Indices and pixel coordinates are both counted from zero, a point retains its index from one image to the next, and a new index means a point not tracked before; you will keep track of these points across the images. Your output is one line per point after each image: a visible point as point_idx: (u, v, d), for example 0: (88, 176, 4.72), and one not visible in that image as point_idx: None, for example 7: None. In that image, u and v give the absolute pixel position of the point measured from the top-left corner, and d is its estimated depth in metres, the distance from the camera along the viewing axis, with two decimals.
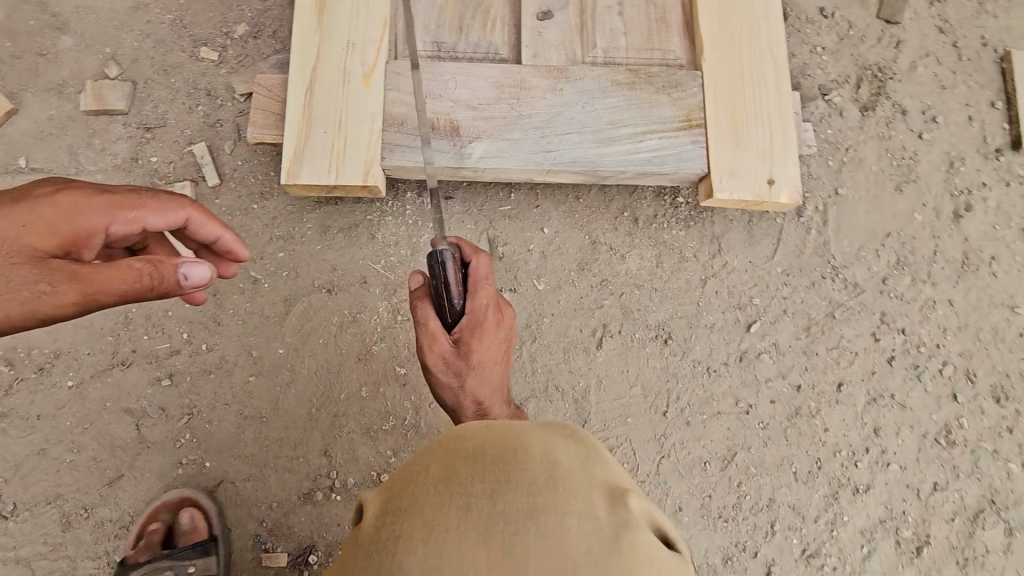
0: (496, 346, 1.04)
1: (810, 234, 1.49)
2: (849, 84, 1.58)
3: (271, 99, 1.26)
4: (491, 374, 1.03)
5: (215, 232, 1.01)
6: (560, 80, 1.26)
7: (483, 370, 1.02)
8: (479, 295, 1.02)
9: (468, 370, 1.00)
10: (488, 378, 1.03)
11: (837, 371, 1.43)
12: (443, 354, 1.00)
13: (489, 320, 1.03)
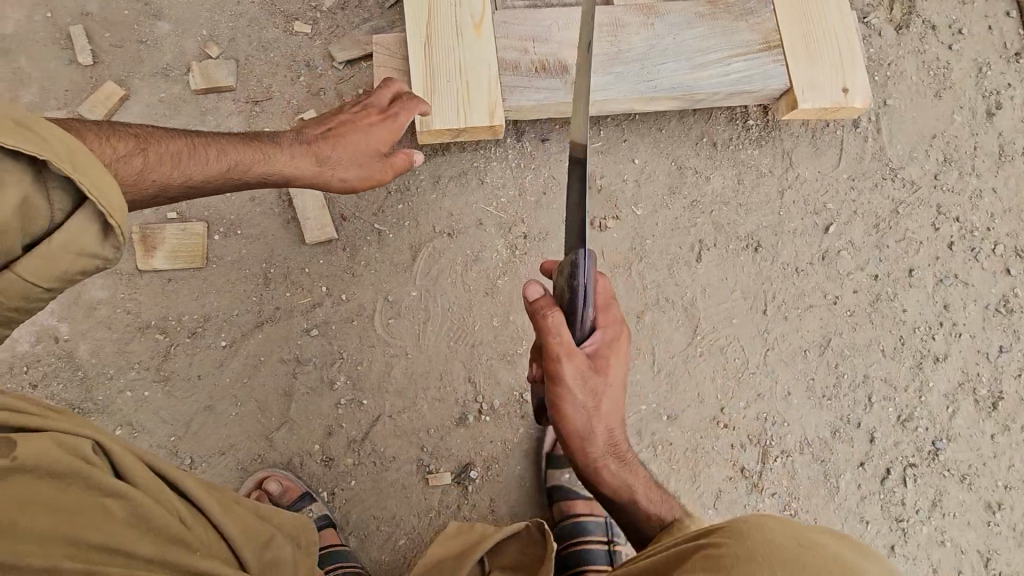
0: (620, 365, 1.09)
1: (867, 141, 1.65)
2: (882, 7, 1.75)
3: (393, 59, 1.40)
4: (616, 387, 1.09)
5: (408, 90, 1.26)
6: (650, 16, 1.39)
7: (610, 384, 1.08)
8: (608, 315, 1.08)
9: (598, 386, 1.06)
10: (612, 386, 1.09)
11: (906, 259, 1.60)
12: (582, 379, 1.04)
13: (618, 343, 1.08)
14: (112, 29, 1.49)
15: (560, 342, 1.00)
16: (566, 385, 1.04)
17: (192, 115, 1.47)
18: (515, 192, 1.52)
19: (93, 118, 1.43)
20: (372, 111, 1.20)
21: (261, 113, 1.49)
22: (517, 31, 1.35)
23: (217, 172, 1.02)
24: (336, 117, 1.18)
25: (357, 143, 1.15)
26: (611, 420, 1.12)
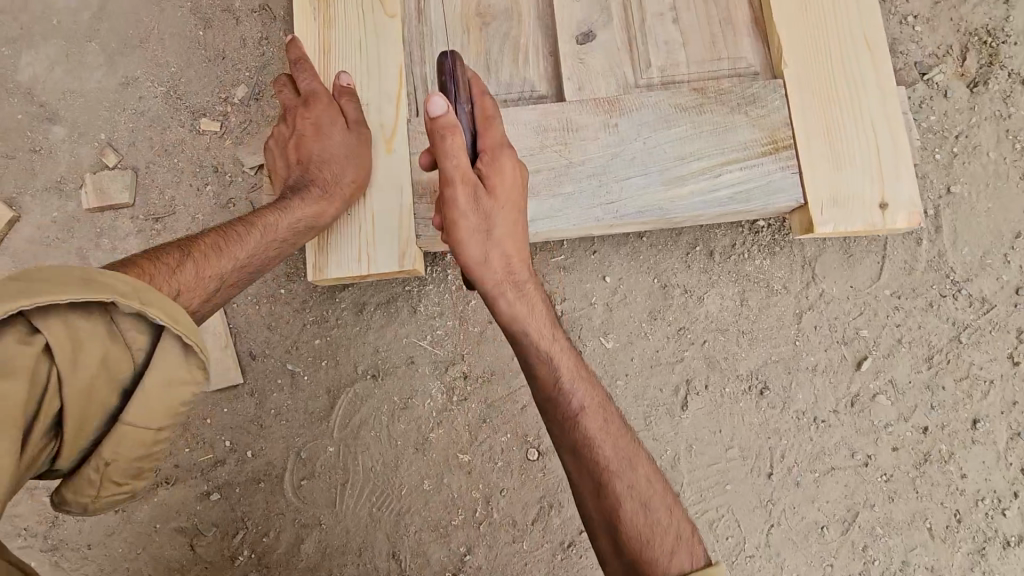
0: (524, 188, 0.96)
1: (921, 244, 1.26)
2: (951, 57, 1.33)
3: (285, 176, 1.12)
4: (516, 223, 0.96)
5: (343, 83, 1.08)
6: (613, 113, 1.07)
7: (506, 212, 0.95)
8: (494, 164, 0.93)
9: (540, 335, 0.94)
10: (509, 226, 0.96)
11: (970, 406, 1.21)
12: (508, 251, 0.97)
13: (510, 162, 0.94)
14: (6, 138, 1.33)
15: (450, 165, 0.90)
16: (469, 218, 0.93)
17: (86, 237, 1.29)
18: (454, 322, 1.25)
19: None
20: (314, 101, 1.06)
21: (162, 232, 1.29)
22: None
23: (210, 294, 0.86)
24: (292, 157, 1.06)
25: (327, 152, 1.04)
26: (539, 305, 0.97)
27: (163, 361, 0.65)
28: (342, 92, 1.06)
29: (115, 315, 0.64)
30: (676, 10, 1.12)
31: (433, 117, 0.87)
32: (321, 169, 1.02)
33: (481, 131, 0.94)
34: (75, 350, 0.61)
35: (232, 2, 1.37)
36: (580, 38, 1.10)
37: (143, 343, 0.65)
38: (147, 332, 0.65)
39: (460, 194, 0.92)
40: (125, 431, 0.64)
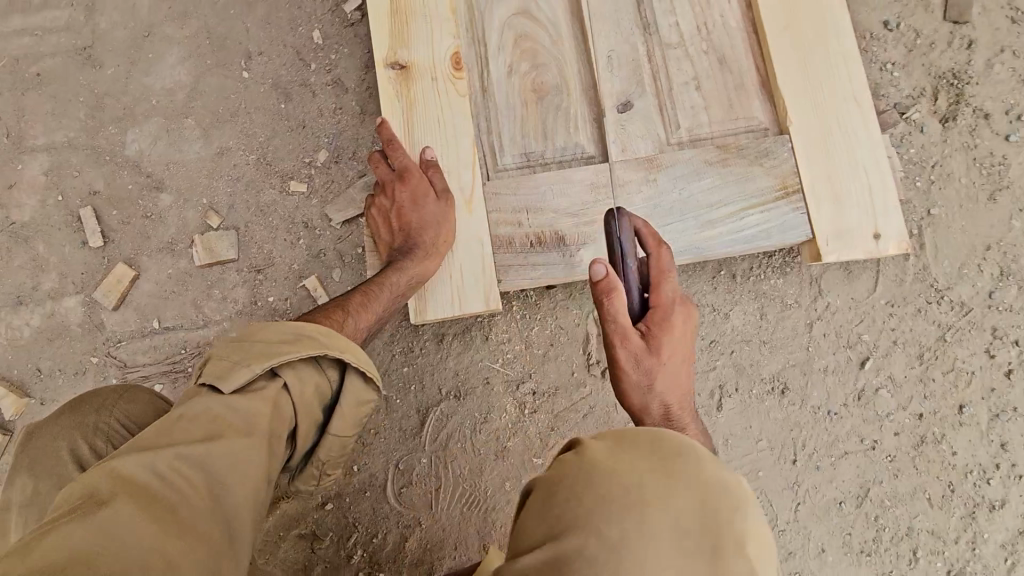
0: (692, 336, 1.09)
1: (909, 259, 1.49)
2: (925, 97, 1.55)
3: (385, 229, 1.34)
4: (679, 365, 1.07)
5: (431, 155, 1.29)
6: (652, 170, 1.29)
7: (675, 360, 1.06)
8: (664, 287, 1.07)
9: (658, 369, 1.04)
10: (676, 371, 1.06)
11: (956, 394, 1.45)
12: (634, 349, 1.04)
13: (670, 292, 1.07)
14: (120, 206, 1.53)
15: (611, 320, 1.03)
16: (632, 373, 1.05)
17: (199, 289, 1.49)
18: (521, 346, 1.48)
19: (108, 302, 1.47)
20: (410, 176, 1.28)
21: (265, 281, 1.50)
22: (512, 202, 1.29)
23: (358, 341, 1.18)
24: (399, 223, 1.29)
25: (423, 218, 1.26)
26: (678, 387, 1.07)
27: (350, 385, 1.03)
28: (427, 164, 1.29)
29: (320, 362, 1.01)
30: (699, 77, 1.33)
31: (596, 280, 1.02)
32: (423, 232, 1.25)
33: (659, 270, 1.08)
34: (303, 380, 0.99)
35: (307, 77, 1.57)
36: (619, 106, 1.31)
37: (335, 376, 1.03)
38: (337, 369, 1.03)
39: (623, 350, 1.04)
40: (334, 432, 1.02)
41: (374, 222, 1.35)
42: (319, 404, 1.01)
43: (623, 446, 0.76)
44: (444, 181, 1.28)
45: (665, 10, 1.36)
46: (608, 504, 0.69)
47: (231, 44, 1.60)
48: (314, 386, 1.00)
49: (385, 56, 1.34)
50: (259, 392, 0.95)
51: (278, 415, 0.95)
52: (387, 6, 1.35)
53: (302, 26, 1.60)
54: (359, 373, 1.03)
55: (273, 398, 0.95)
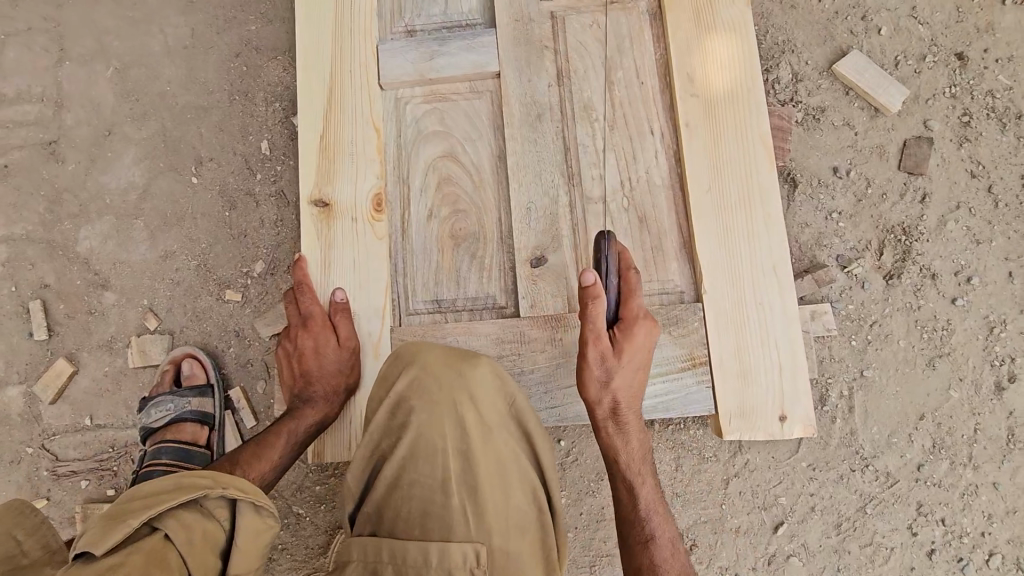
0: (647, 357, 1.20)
1: (835, 422, 1.45)
2: (869, 251, 1.50)
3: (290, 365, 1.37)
4: (639, 375, 1.19)
5: (342, 299, 1.31)
6: (559, 329, 1.29)
7: (631, 366, 1.18)
8: (632, 305, 1.20)
9: (614, 367, 1.17)
10: (630, 378, 1.18)
11: (871, 569, 1.40)
12: (603, 350, 1.16)
13: (643, 335, 1.19)
14: (67, 301, 1.63)
15: (589, 323, 1.15)
16: (592, 371, 1.17)
17: (131, 389, 1.58)
18: None
19: (45, 397, 1.59)
20: (318, 322, 1.30)
21: None
22: None
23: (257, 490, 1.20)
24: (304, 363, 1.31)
25: (324, 367, 1.29)
26: (630, 387, 1.19)
27: (246, 524, 0.91)
28: (336, 309, 1.31)
29: (207, 503, 0.90)
30: (616, 235, 1.33)
31: (584, 285, 1.13)
32: (318, 384, 1.28)
33: (627, 289, 1.21)
34: (190, 528, 0.86)
35: (252, 186, 1.62)
36: (532, 261, 1.31)
37: (228, 518, 0.91)
38: (231, 507, 0.92)
39: (593, 352, 1.16)
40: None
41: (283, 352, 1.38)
42: (213, 550, 0.88)
43: (427, 380, 1.08)
44: (351, 327, 1.31)
45: (590, 162, 1.35)
46: (422, 433, 1.04)
47: (184, 148, 1.66)
48: (204, 533, 0.87)
49: (311, 192, 1.36)
50: (136, 552, 0.81)
51: (168, 574, 0.81)
52: (319, 142, 1.38)
53: (252, 134, 1.65)
54: (255, 508, 0.93)
55: (157, 556, 0.82)
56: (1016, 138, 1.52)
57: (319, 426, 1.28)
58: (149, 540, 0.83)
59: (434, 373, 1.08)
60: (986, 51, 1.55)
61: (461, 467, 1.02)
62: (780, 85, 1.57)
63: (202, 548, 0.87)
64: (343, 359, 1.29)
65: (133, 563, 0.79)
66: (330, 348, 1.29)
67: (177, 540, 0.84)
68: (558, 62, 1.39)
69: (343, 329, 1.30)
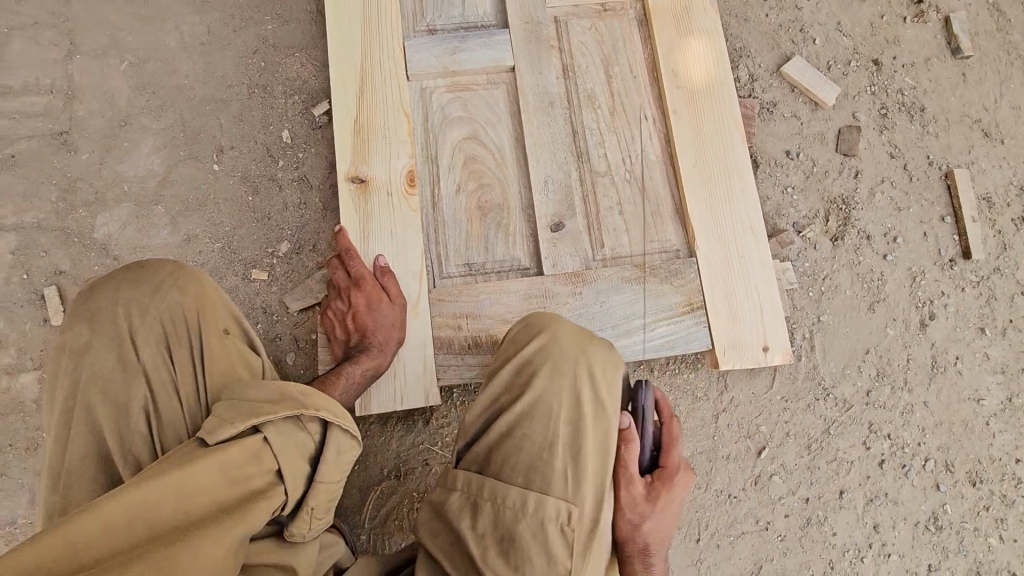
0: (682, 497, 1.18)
1: (801, 360, 1.72)
2: (818, 219, 1.81)
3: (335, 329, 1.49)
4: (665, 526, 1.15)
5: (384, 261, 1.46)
6: (579, 284, 1.49)
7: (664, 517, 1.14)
8: (672, 456, 1.20)
9: (648, 514, 1.14)
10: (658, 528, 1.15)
11: (837, 481, 1.68)
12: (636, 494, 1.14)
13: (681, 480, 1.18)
14: (86, 286, 1.66)
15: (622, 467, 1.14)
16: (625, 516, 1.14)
17: None
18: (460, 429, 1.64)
19: None
20: (366, 281, 1.44)
21: None
22: (453, 308, 1.47)
23: None
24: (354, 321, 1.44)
25: (377, 322, 1.41)
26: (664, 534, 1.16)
27: (334, 440, 1.03)
28: (381, 271, 1.45)
29: (303, 418, 1.02)
30: (621, 204, 1.55)
31: (619, 429, 1.14)
32: (369, 338, 1.41)
33: (667, 440, 1.21)
34: (284, 435, 0.99)
35: (274, 172, 1.73)
36: (552, 226, 1.51)
37: (318, 431, 1.03)
38: (322, 425, 1.04)
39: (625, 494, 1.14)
40: (321, 487, 1.02)
41: (332, 309, 1.50)
42: (299, 457, 1.00)
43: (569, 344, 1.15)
44: (398, 285, 1.45)
45: (595, 143, 1.57)
46: (539, 389, 1.11)
47: (204, 138, 1.74)
48: (296, 443, 1.00)
49: (348, 170, 1.50)
50: (239, 443, 0.94)
51: (258, 465, 0.95)
52: (353, 126, 1.53)
53: (273, 124, 1.75)
54: (342, 431, 1.04)
55: (254, 451, 0.95)
56: (922, 127, 1.89)
57: (371, 377, 1.40)
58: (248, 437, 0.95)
59: (565, 340, 1.15)
60: (895, 58, 1.93)
61: (567, 426, 1.09)
62: (740, 83, 1.87)
63: (292, 452, 0.99)
64: (390, 313, 1.43)
65: (236, 451, 0.93)
66: (378, 305, 1.43)
67: (271, 444, 0.97)
68: (564, 59, 1.61)
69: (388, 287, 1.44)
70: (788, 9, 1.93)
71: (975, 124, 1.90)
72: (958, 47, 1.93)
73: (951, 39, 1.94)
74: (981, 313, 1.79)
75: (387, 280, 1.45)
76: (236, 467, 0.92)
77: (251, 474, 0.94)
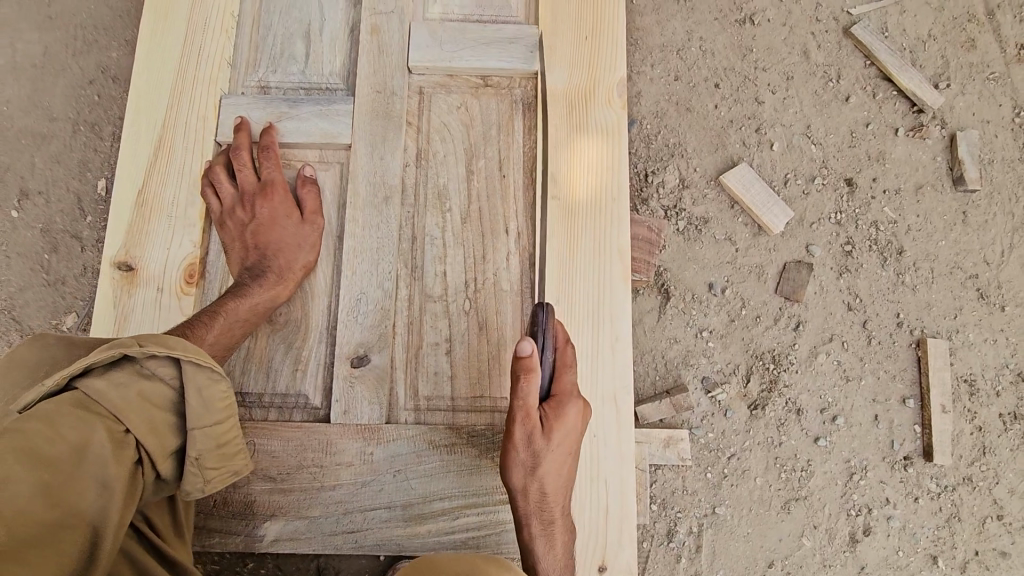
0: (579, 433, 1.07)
1: (680, 561, 1.33)
2: (736, 376, 1.41)
3: (227, 254, 1.23)
4: (563, 334, 1.10)
5: (309, 172, 1.27)
6: (371, 441, 1.14)
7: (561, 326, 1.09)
8: (565, 379, 1.09)
9: (542, 453, 1.04)
10: (556, 339, 1.09)
11: None
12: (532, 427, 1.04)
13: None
14: None
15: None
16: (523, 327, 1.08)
17: None
18: None
19: None
20: (279, 193, 1.24)
21: None
22: None
23: None
24: (254, 231, 1.22)
25: (282, 239, 1.20)
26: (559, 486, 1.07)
27: (191, 381, 0.84)
28: (302, 182, 1.26)
29: (142, 362, 0.83)
30: (452, 340, 1.20)
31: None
32: (274, 255, 1.18)
33: (562, 362, 1.10)
34: (122, 388, 0.80)
35: (79, 229, 1.46)
36: (353, 360, 1.17)
37: (173, 376, 0.84)
38: (176, 368, 0.84)
39: (520, 429, 1.04)
40: (197, 435, 0.84)
41: (222, 245, 1.24)
42: (168, 430, 0.83)
43: None
44: (317, 202, 1.25)
45: (435, 256, 1.23)
46: None
47: (10, 177, 1.48)
48: (149, 419, 0.81)
49: (116, 253, 1.20)
50: (90, 429, 0.75)
51: (91, 432, 0.75)
52: (135, 197, 1.22)
53: (92, 171, 1.48)
54: (216, 391, 0.86)
55: (79, 412, 0.76)
56: (896, 274, 1.47)
57: (261, 312, 1.15)
58: (67, 401, 0.76)
59: None
60: (875, 180, 1.51)
61: None
62: (665, 188, 1.50)
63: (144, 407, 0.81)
64: (303, 232, 1.22)
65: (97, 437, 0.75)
66: (294, 221, 1.22)
67: (98, 398, 0.78)
68: (419, 142, 1.29)
69: (307, 201, 1.24)
70: (744, 102, 1.55)
71: (968, 279, 1.46)
72: (962, 176, 1.49)
73: (955, 164, 1.51)
74: (936, 535, 1.35)
75: (309, 195, 1.24)
76: (55, 433, 0.71)
77: (85, 436, 0.74)
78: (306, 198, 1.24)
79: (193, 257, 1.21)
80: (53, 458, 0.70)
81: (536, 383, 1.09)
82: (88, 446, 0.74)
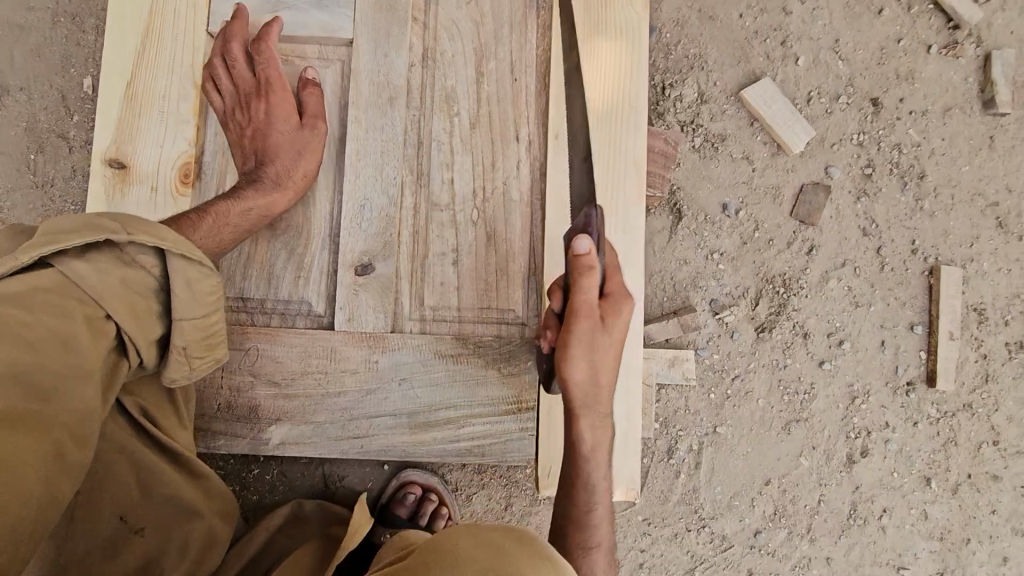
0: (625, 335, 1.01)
1: (679, 477, 1.35)
2: (745, 299, 1.39)
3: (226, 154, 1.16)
4: (618, 356, 1.00)
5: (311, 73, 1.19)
6: (376, 349, 1.12)
7: (614, 347, 0.98)
8: (614, 279, 1.01)
9: (603, 350, 0.97)
10: (611, 362, 0.99)
11: None
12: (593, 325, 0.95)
13: (627, 311, 0.99)
14: None
15: (578, 294, 0.94)
16: (581, 349, 0.95)
17: None
18: (235, 487, 1.32)
19: None
20: (279, 94, 1.16)
21: None
22: None
23: None
24: (257, 133, 1.15)
25: (283, 142, 1.14)
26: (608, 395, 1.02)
27: (179, 273, 0.80)
28: (302, 85, 1.18)
29: (122, 248, 0.78)
30: (459, 250, 1.16)
31: (578, 253, 0.90)
32: (278, 159, 1.12)
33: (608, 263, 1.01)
34: (101, 273, 0.76)
35: (65, 129, 1.38)
36: (357, 267, 1.13)
37: (156, 265, 0.79)
38: (159, 257, 0.79)
39: (583, 323, 0.94)
40: (182, 325, 0.81)
41: (221, 143, 1.17)
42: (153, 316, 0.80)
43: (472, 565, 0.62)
44: (320, 105, 1.18)
45: (442, 162, 1.17)
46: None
47: None
48: (129, 306, 0.78)
49: (108, 146, 1.13)
50: (68, 316, 0.72)
51: (72, 320, 0.72)
52: (125, 87, 1.14)
53: (75, 67, 1.39)
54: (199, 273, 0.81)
55: (57, 296, 0.72)
56: (916, 199, 1.42)
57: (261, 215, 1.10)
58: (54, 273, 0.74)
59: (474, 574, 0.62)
60: (902, 101, 1.44)
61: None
62: (683, 103, 1.43)
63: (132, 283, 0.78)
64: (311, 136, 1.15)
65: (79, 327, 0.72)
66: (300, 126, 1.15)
67: (80, 281, 0.74)
68: (425, 39, 1.20)
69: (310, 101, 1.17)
70: (772, 12, 1.45)
71: (989, 207, 1.42)
72: (993, 99, 1.43)
73: (987, 85, 1.44)
74: (931, 458, 1.37)
75: (314, 99, 1.17)
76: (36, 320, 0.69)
77: (69, 326, 0.71)
78: (308, 99, 1.17)
79: (189, 154, 1.14)
80: (34, 343, 0.68)
81: (591, 403, 0.98)
82: (70, 333, 0.71)
